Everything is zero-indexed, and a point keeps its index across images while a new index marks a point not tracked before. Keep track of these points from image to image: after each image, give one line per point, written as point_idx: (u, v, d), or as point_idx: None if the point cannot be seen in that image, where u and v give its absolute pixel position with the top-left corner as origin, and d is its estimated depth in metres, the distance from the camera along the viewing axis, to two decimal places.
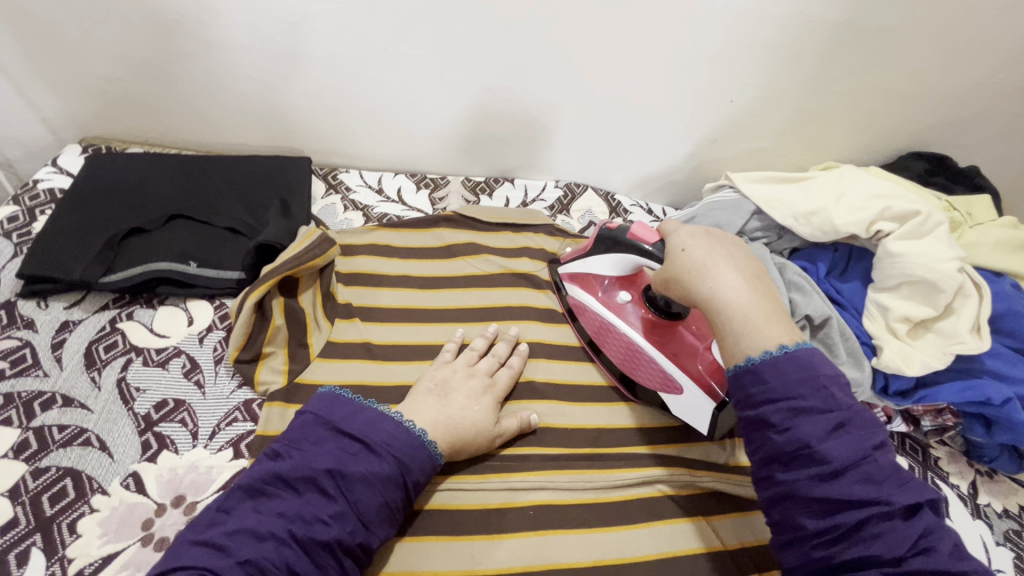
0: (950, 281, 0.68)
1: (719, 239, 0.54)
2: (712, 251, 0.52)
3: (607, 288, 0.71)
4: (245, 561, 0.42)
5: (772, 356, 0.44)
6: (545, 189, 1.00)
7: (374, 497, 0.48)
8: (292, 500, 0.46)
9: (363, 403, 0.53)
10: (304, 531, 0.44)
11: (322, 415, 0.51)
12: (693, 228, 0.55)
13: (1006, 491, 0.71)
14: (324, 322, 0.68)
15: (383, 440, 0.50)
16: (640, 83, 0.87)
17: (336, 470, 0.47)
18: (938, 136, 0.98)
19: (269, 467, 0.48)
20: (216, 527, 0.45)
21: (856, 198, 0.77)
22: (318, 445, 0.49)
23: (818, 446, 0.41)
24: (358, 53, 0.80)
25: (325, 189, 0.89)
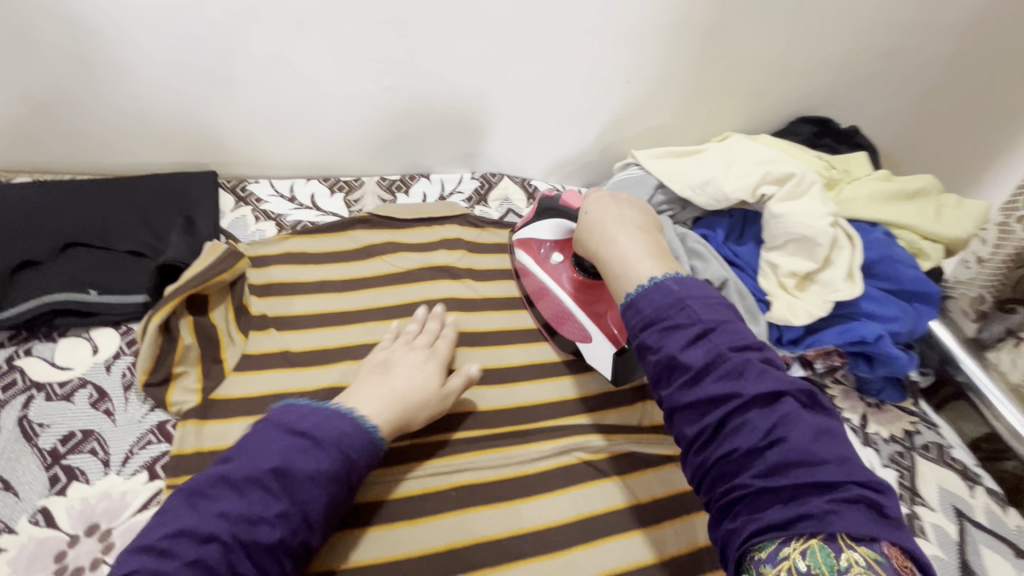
0: (825, 235, 0.75)
1: (624, 203, 0.65)
2: (613, 211, 0.63)
3: (546, 250, 0.76)
4: (194, 561, 0.43)
5: (643, 287, 0.54)
6: (462, 182, 1.00)
7: (320, 495, 0.49)
8: (236, 497, 0.47)
9: (314, 405, 0.54)
10: (250, 531, 0.45)
11: (276, 420, 0.52)
12: (602, 193, 0.66)
13: (892, 418, 0.79)
14: (238, 336, 0.68)
15: (334, 440, 0.51)
16: (539, 71, 0.90)
17: (283, 468, 0.48)
18: (824, 100, 1.05)
19: (213, 470, 0.49)
20: (158, 532, 0.45)
21: (742, 165, 0.82)
22: (266, 448, 0.50)
23: (680, 355, 0.48)
24: (251, 62, 0.80)
25: (234, 201, 0.87)
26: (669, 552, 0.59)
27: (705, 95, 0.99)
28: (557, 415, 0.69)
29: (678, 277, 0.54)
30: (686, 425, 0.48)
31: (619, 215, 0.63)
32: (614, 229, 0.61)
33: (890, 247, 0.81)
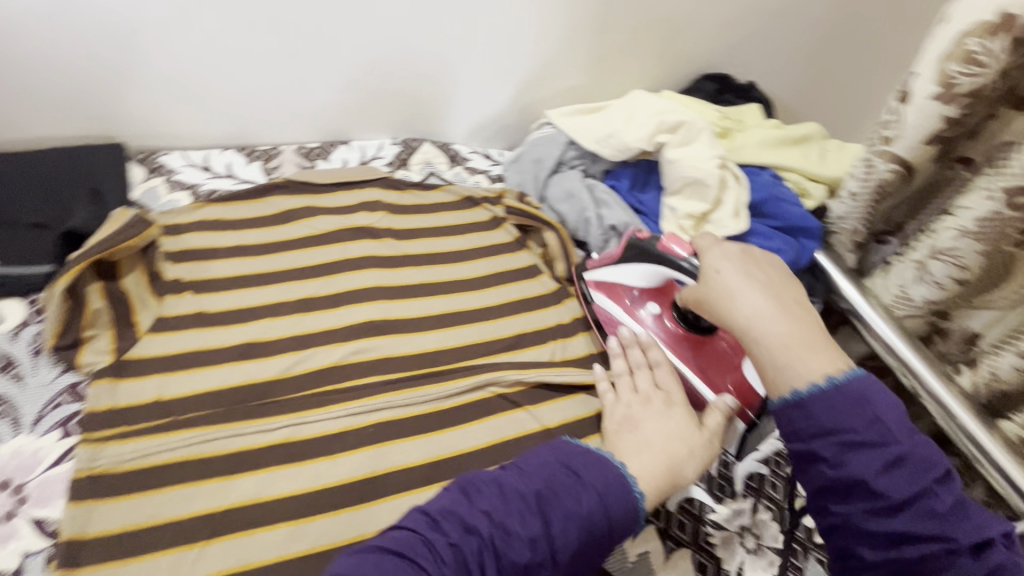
0: (713, 177, 0.82)
1: (758, 263, 0.60)
2: (745, 273, 0.59)
3: (634, 297, 0.78)
4: (455, 543, 0.46)
5: (820, 389, 0.49)
6: (382, 147, 1.02)
7: (573, 538, 0.49)
8: (502, 503, 0.49)
9: (595, 452, 0.55)
10: (502, 540, 0.47)
11: (557, 450, 0.55)
12: (730, 248, 0.62)
13: None
14: (152, 299, 0.68)
15: (602, 486, 0.52)
16: (448, 34, 0.93)
17: (548, 493, 0.50)
18: (725, 56, 1.11)
19: (492, 478, 0.51)
20: (438, 502, 0.49)
21: (641, 117, 0.88)
22: (534, 466, 0.52)
23: (872, 481, 0.46)
24: (151, 29, 0.80)
25: (145, 172, 0.87)
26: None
27: (612, 55, 1.04)
28: (473, 356, 0.74)
29: (855, 375, 0.50)
30: (865, 548, 0.47)
31: (754, 278, 0.58)
32: (754, 298, 0.56)
33: (776, 188, 0.89)
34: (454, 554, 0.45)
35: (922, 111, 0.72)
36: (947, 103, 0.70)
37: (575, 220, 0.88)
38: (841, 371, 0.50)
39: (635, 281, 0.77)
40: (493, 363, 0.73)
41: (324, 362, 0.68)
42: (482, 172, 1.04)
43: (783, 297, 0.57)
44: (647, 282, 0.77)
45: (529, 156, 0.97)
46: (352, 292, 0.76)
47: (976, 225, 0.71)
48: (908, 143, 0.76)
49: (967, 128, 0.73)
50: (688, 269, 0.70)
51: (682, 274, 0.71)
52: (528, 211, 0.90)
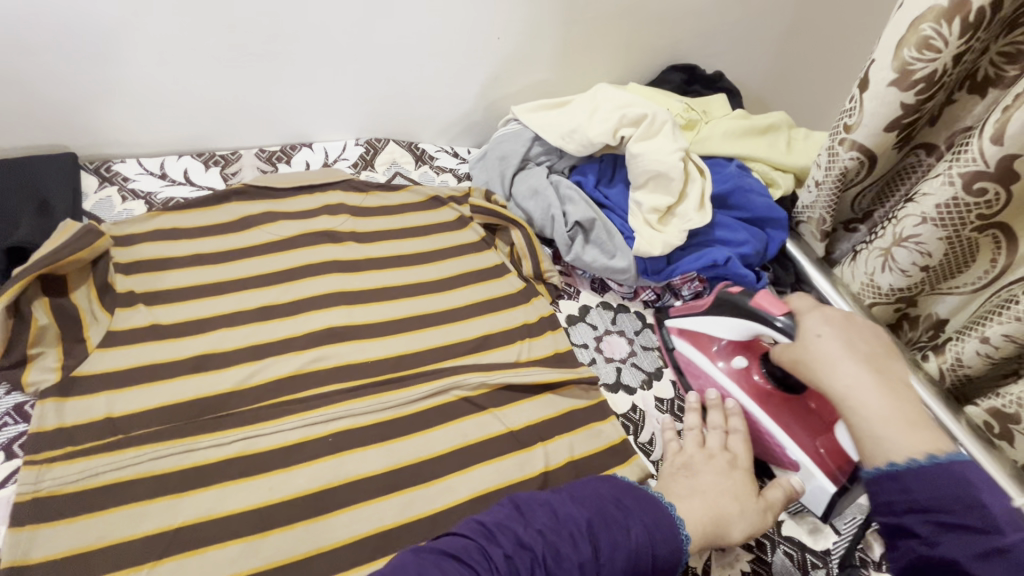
0: (677, 170, 0.81)
1: (860, 334, 0.57)
2: (843, 340, 0.56)
3: (721, 348, 0.73)
4: (510, 555, 0.45)
5: (920, 464, 0.45)
6: (346, 148, 1.00)
7: (618, 567, 0.47)
8: (554, 525, 0.48)
9: (654, 498, 0.54)
10: (550, 561, 0.46)
11: (610, 485, 0.54)
12: (831, 315, 0.59)
13: None
14: (102, 313, 0.67)
15: (649, 524, 0.51)
16: (407, 31, 0.91)
17: (600, 522, 0.49)
18: (692, 46, 1.10)
19: (546, 503, 0.50)
20: (489, 519, 0.49)
21: (605, 111, 0.87)
22: (584, 495, 0.52)
23: (968, 565, 0.40)
24: (95, 34, 0.77)
25: (97, 182, 0.84)
26: (526, 474, 0.64)
27: (577, 48, 1.02)
28: (436, 360, 0.73)
29: (956, 457, 0.45)
30: None
31: (857, 348, 0.55)
32: (851, 367, 0.53)
33: (742, 179, 0.88)
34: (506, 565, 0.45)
35: (881, 98, 0.72)
36: (905, 90, 0.69)
37: (540, 219, 0.87)
38: (944, 450, 0.46)
39: (721, 332, 0.72)
40: (458, 366, 0.72)
41: (282, 372, 0.67)
42: (450, 170, 1.03)
43: (889, 375, 0.53)
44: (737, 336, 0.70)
45: (494, 153, 0.95)
46: (313, 299, 0.75)
47: (938, 212, 0.71)
48: (868, 131, 0.75)
49: (925, 115, 0.74)
50: (783, 325, 0.63)
51: (774, 330, 0.64)
52: (494, 211, 0.88)
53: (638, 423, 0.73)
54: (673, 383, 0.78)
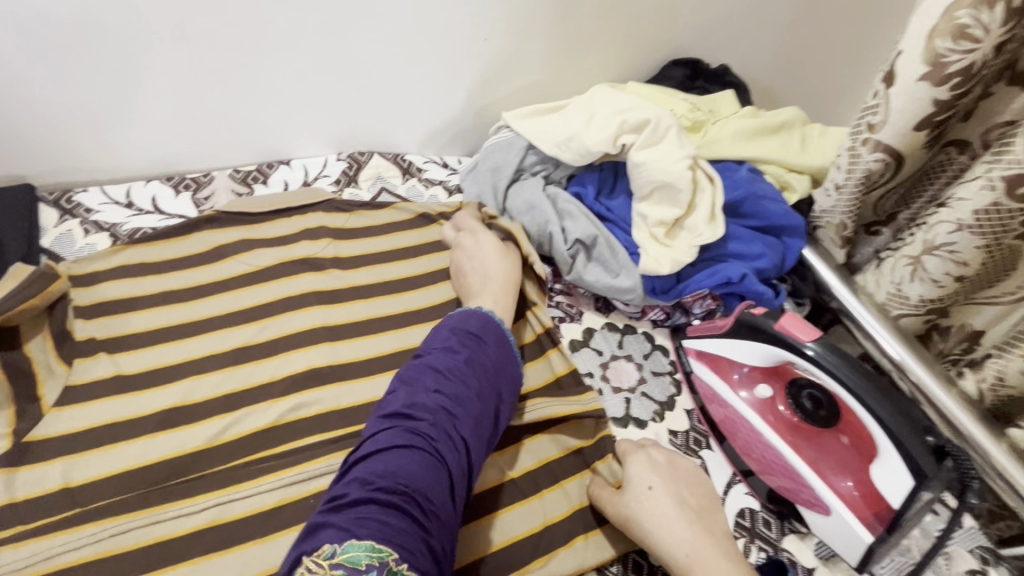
0: (684, 180, 0.74)
1: (684, 474, 0.61)
2: (672, 487, 0.59)
3: (744, 375, 0.69)
4: (433, 423, 0.50)
5: None
6: (326, 165, 0.93)
7: (499, 386, 0.57)
8: (442, 379, 0.53)
9: (489, 318, 0.63)
10: (459, 405, 0.52)
11: (457, 325, 0.60)
12: (658, 459, 0.61)
13: None
14: (59, 366, 0.61)
15: (497, 339, 0.61)
16: (385, 36, 0.84)
17: (472, 358, 0.57)
18: (694, 38, 1.03)
19: (419, 361, 0.56)
20: (391, 406, 0.51)
21: (603, 117, 0.80)
22: (447, 343, 0.58)
23: None
24: (41, 55, 0.70)
25: (57, 215, 0.78)
26: (529, 529, 0.59)
27: (571, 47, 0.95)
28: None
29: None
30: None
31: (684, 500, 0.57)
32: (682, 522, 0.55)
33: (754, 184, 0.81)
34: (439, 431, 0.49)
35: (910, 94, 0.64)
36: (938, 84, 0.62)
37: (537, 235, 0.80)
38: None
39: (744, 357, 0.67)
40: None
41: (259, 423, 0.61)
42: (440, 183, 0.96)
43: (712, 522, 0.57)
44: (763, 363, 0.66)
45: (486, 164, 0.89)
46: (293, 336, 0.69)
47: (974, 218, 0.64)
48: (895, 130, 0.68)
49: (960, 110, 0.67)
50: (811, 351, 0.60)
51: (801, 356, 0.61)
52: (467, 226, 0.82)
53: None
54: (688, 413, 0.72)
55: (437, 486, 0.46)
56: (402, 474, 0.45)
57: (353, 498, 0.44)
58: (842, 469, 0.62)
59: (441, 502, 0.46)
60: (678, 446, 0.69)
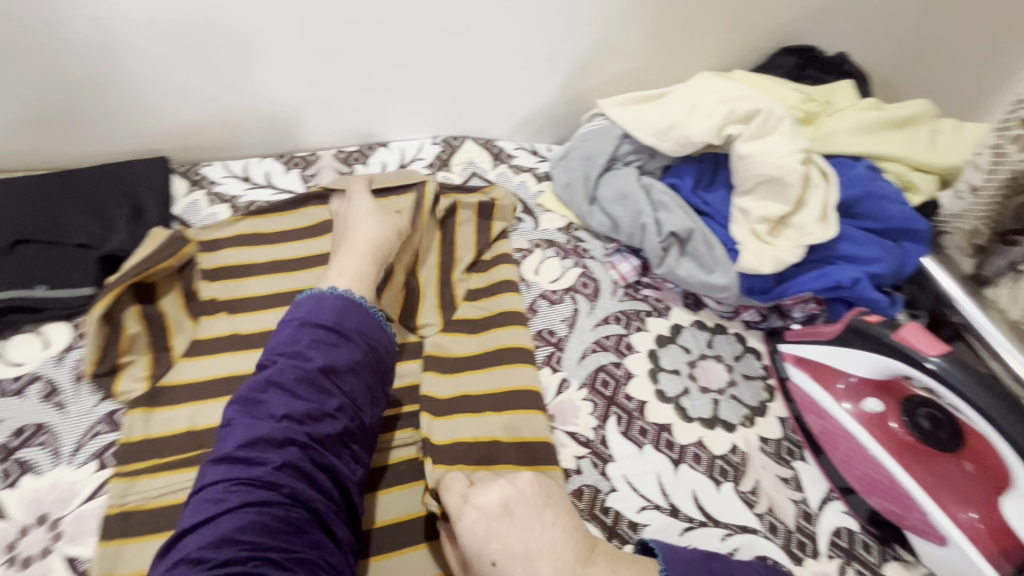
0: (796, 174, 0.70)
1: (524, 517, 0.52)
2: (516, 542, 0.50)
3: (851, 387, 0.64)
4: (279, 462, 0.49)
5: None
6: (422, 148, 0.96)
7: (365, 386, 0.57)
8: (287, 404, 0.52)
9: (339, 304, 0.60)
10: (311, 427, 0.51)
11: (298, 324, 0.57)
12: (488, 507, 0.52)
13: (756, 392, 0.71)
14: (188, 321, 0.67)
15: (358, 333, 0.59)
16: (489, 22, 0.84)
17: (328, 364, 0.55)
18: (809, 23, 0.95)
19: (264, 376, 0.54)
20: (228, 449, 0.50)
21: (708, 106, 0.76)
22: (296, 349, 0.55)
23: None
24: (183, 38, 0.76)
25: (187, 185, 0.86)
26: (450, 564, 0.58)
27: (673, 33, 0.92)
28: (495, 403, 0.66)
29: None
30: None
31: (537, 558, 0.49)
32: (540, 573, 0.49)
33: (874, 183, 0.75)
34: (287, 469, 0.49)
35: None
36: None
37: (629, 226, 0.79)
38: None
39: (852, 367, 0.63)
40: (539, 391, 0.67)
41: None
42: (528, 170, 0.96)
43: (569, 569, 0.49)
44: (874, 374, 0.62)
45: (578, 152, 0.87)
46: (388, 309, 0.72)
47: None
48: None
49: None
50: (935, 366, 0.55)
51: (923, 371, 0.56)
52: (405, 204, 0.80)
53: (739, 468, 0.64)
54: (781, 421, 0.68)
55: (288, 530, 0.47)
56: (244, 533, 0.45)
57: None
58: (961, 498, 0.57)
59: (302, 540, 0.47)
60: (769, 454, 0.65)
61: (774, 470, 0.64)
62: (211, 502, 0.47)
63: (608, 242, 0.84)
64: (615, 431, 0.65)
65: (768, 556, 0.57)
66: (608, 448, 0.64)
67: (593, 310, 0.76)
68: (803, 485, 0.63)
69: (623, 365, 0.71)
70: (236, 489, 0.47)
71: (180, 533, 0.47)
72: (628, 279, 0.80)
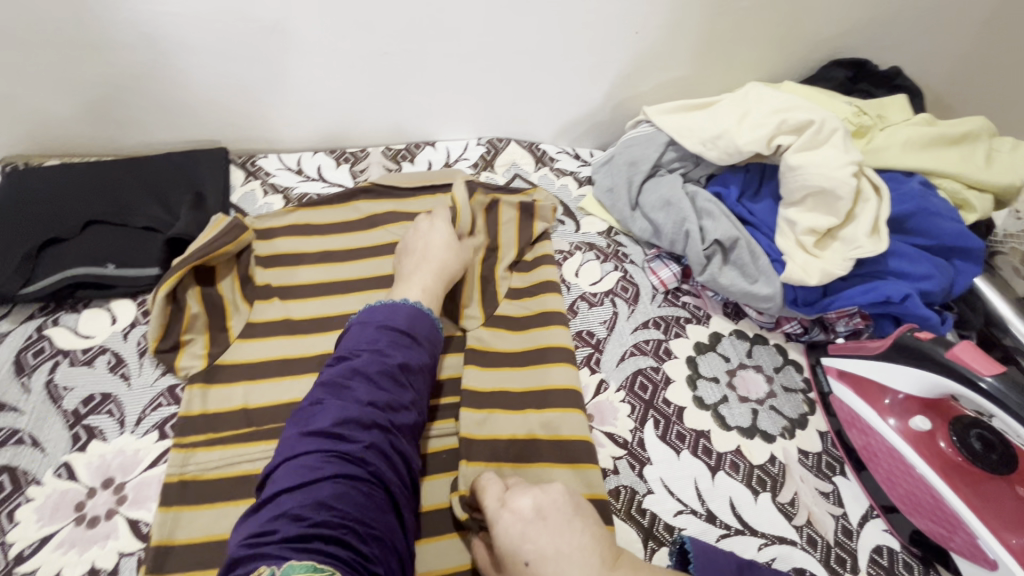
0: (847, 187, 0.69)
1: (558, 522, 0.49)
2: (547, 544, 0.47)
3: (898, 403, 0.64)
4: (369, 443, 0.48)
5: None
6: (467, 148, 0.98)
7: (425, 388, 0.57)
8: (374, 390, 0.50)
9: (414, 308, 0.59)
10: (393, 417, 0.51)
11: (370, 321, 0.56)
12: (523, 509, 0.50)
13: (797, 404, 0.70)
14: (243, 304, 0.70)
15: (426, 337, 0.58)
16: (541, 27, 0.85)
17: (405, 362, 0.54)
18: (862, 37, 0.95)
19: (346, 364, 0.52)
20: (316, 421, 0.48)
21: (758, 116, 0.77)
22: (377, 344, 0.54)
23: None
24: (249, 36, 0.79)
25: (244, 176, 0.89)
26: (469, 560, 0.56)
27: (722, 44, 0.92)
28: (536, 403, 0.66)
29: None
30: None
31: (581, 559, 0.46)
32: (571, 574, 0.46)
33: (928, 199, 0.74)
34: (375, 451, 0.47)
35: None
36: None
37: (672, 232, 0.79)
38: None
39: (899, 384, 0.63)
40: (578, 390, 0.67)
41: None
42: (570, 173, 0.97)
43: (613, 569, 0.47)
44: (924, 391, 0.61)
45: (622, 158, 0.88)
46: None
47: None
48: None
49: None
50: (989, 388, 0.54)
51: (976, 392, 0.55)
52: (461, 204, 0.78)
53: (778, 478, 0.63)
54: (821, 434, 0.68)
55: (375, 510, 0.45)
56: (338, 502, 0.43)
57: (288, 533, 0.41)
58: (1015, 523, 0.55)
59: (382, 521, 0.45)
60: (808, 467, 0.65)
61: (813, 483, 0.63)
62: (307, 468, 0.45)
63: (649, 248, 0.85)
64: (653, 435, 0.66)
65: (806, 569, 0.57)
66: (645, 451, 0.64)
67: (632, 314, 0.77)
68: (843, 501, 0.62)
69: (662, 370, 0.71)
70: (328, 457, 0.46)
71: (269, 494, 0.44)
72: (668, 286, 0.80)
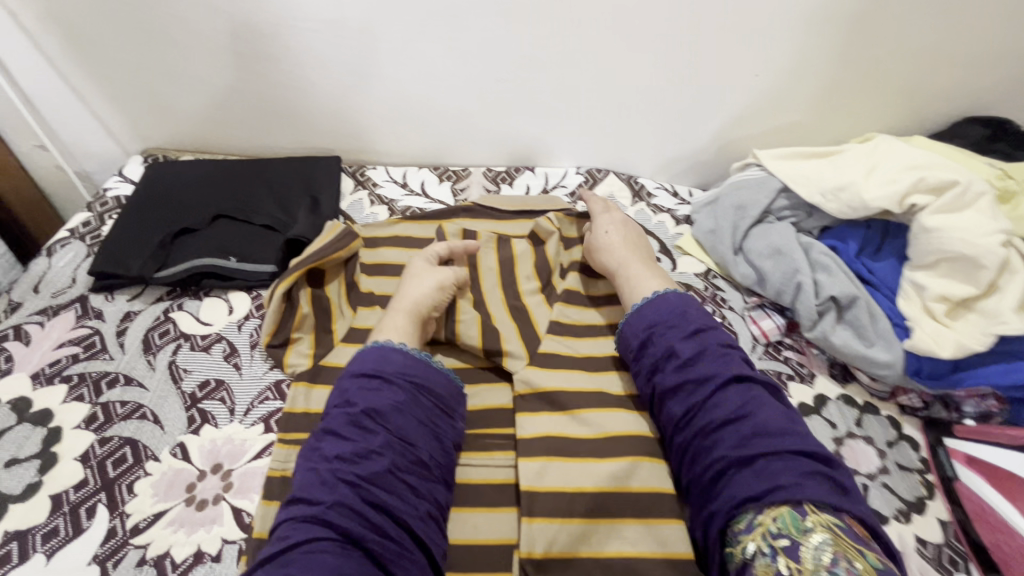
0: (992, 256, 0.64)
1: (631, 240, 0.76)
2: (613, 239, 0.75)
3: None
4: (332, 503, 0.47)
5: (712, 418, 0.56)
6: (566, 176, 0.98)
7: (413, 421, 0.54)
8: (338, 444, 0.51)
9: (383, 348, 0.59)
10: (360, 467, 0.49)
11: (346, 371, 0.58)
12: (615, 217, 0.79)
13: (912, 485, 0.64)
14: (348, 309, 0.72)
15: (399, 369, 0.57)
16: (658, 64, 0.85)
17: (370, 405, 0.53)
18: (1002, 95, 0.89)
19: (320, 426, 0.54)
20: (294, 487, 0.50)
21: (888, 171, 0.73)
22: (345, 397, 0.55)
23: None
24: (379, 54, 0.83)
25: (353, 185, 0.94)
26: None
27: (847, 91, 0.88)
28: (604, 452, 0.60)
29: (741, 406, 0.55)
30: None
31: (627, 242, 0.75)
32: (616, 244, 0.75)
33: None
34: (339, 509, 0.46)
35: None
36: None
37: (779, 282, 0.75)
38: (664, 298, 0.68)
39: None
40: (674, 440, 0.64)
41: (493, 402, 0.67)
42: (668, 211, 0.95)
43: (639, 261, 0.73)
44: None
45: (728, 201, 0.85)
46: (526, 327, 0.72)
47: None
48: None
49: None
50: None
51: None
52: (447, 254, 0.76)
53: None
54: (942, 523, 0.61)
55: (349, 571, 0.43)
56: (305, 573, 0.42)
57: None
58: None
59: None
60: (928, 559, 0.58)
61: None
62: (280, 539, 0.46)
63: (749, 295, 0.81)
64: None
65: None
66: None
67: None
68: None
69: None
70: (297, 524, 0.46)
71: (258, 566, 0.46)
72: (770, 338, 0.76)
